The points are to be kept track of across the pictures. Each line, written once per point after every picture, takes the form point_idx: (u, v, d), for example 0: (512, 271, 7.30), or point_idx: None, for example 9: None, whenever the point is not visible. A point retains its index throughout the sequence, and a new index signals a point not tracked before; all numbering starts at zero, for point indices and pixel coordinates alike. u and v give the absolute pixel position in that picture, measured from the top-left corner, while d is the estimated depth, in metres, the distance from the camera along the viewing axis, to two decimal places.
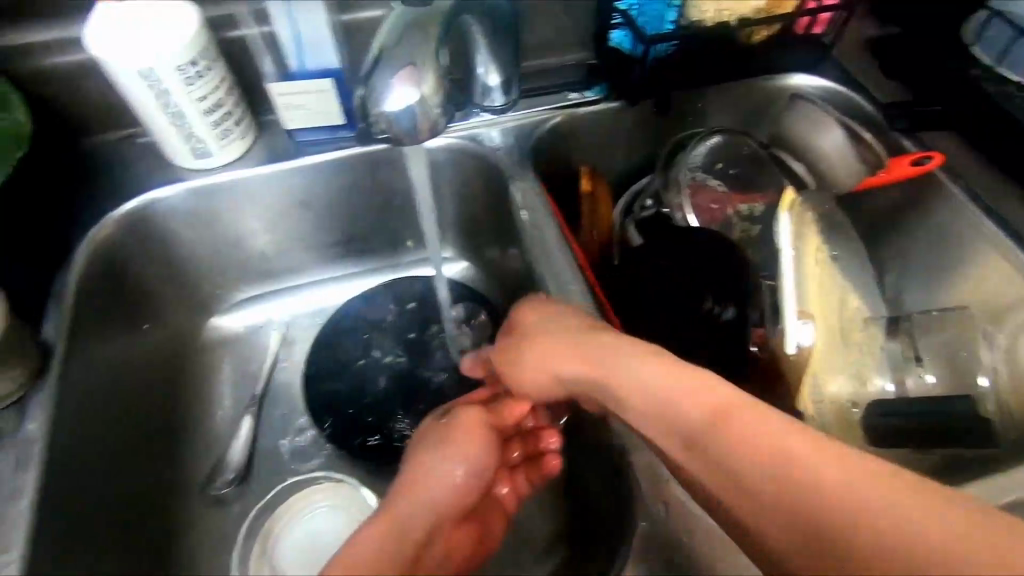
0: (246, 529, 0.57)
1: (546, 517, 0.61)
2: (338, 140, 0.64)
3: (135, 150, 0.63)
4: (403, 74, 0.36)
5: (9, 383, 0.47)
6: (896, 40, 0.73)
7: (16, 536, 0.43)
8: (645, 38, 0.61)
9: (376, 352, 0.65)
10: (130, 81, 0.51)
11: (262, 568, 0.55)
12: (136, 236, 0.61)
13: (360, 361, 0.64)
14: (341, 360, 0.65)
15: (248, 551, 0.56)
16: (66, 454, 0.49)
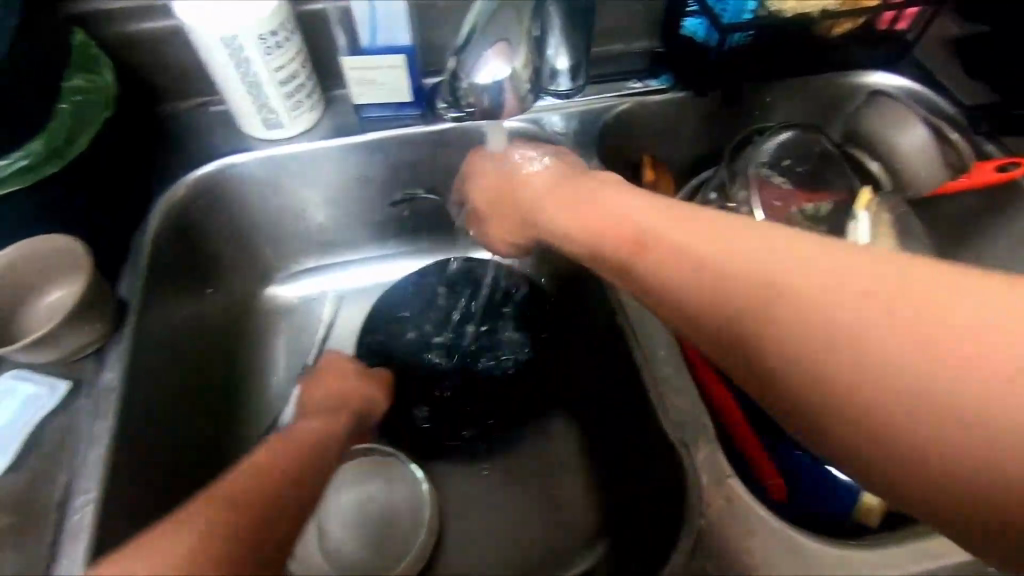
0: None
1: (590, 504, 0.61)
2: (403, 117, 0.64)
3: (207, 118, 0.64)
4: (498, 49, 0.37)
5: (89, 334, 0.49)
6: (983, 39, 0.70)
7: (92, 480, 0.45)
8: (721, 27, 0.59)
9: (428, 329, 0.65)
10: (213, 48, 0.52)
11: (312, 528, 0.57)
12: (206, 201, 0.62)
13: (412, 335, 0.65)
14: (394, 333, 0.65)
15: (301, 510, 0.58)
16: (137, 406, 0.51)
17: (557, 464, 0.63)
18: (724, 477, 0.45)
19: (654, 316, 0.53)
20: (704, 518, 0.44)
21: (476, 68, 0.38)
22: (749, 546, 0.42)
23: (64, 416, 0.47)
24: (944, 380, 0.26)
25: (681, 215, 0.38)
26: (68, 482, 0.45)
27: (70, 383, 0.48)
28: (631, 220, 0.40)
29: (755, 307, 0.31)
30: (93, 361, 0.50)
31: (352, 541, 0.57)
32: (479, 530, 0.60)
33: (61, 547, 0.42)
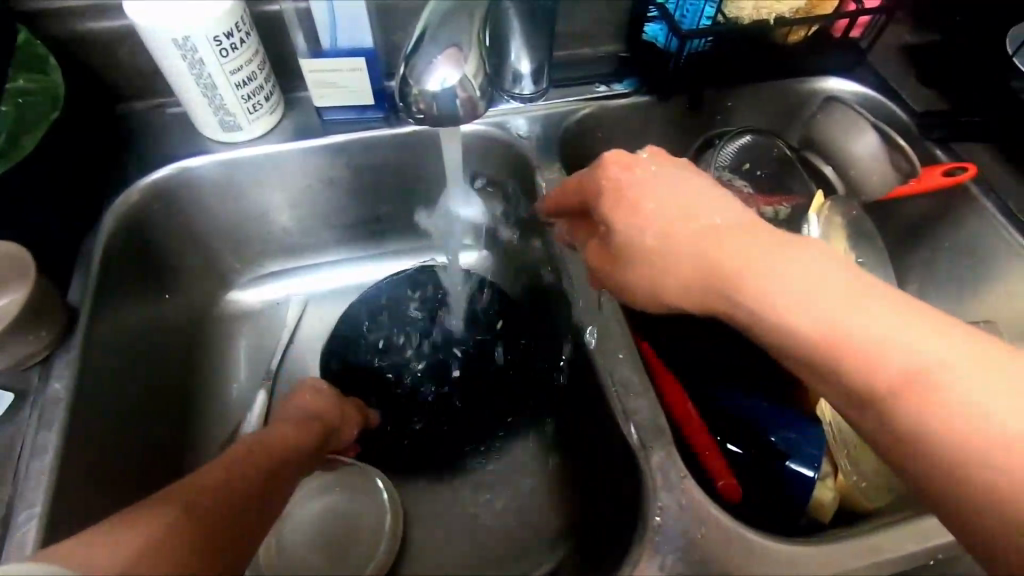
0: None
1: (554, 507, 0.61)
2: (365, 120, 0.64)
3: (165, 119, 0.63)
4: (447, 55, 0.37)
5: (35, 342, 0.47)
6: (935, 47, 0.72)
7: (39, 492, 0.44)
8: (680, 33, 0.60)
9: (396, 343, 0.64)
10: (165, 49, 0.51)
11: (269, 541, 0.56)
12: (162, 205, 0.61)
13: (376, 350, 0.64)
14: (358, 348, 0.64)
15: None
16: (87, 415, 0.49)
17: (522, 468, 0.63)
18: (681, 477, 0.46)
19: (613, 321, 0.54)
20: (659, 517, 0.44)
21: (425, 74, 0.37)
22: (702, 543, 0.43)
23: (9, 427, 0.46)
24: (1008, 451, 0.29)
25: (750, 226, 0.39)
26: (12, 495, 0.43)
27: (15, 393, 0.47)
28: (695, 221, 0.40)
29: (839, 343, 0.33)
30: (40, 369, 0.48)
31: (314, 551, 0.57)
32: (444, 535, 0.60)
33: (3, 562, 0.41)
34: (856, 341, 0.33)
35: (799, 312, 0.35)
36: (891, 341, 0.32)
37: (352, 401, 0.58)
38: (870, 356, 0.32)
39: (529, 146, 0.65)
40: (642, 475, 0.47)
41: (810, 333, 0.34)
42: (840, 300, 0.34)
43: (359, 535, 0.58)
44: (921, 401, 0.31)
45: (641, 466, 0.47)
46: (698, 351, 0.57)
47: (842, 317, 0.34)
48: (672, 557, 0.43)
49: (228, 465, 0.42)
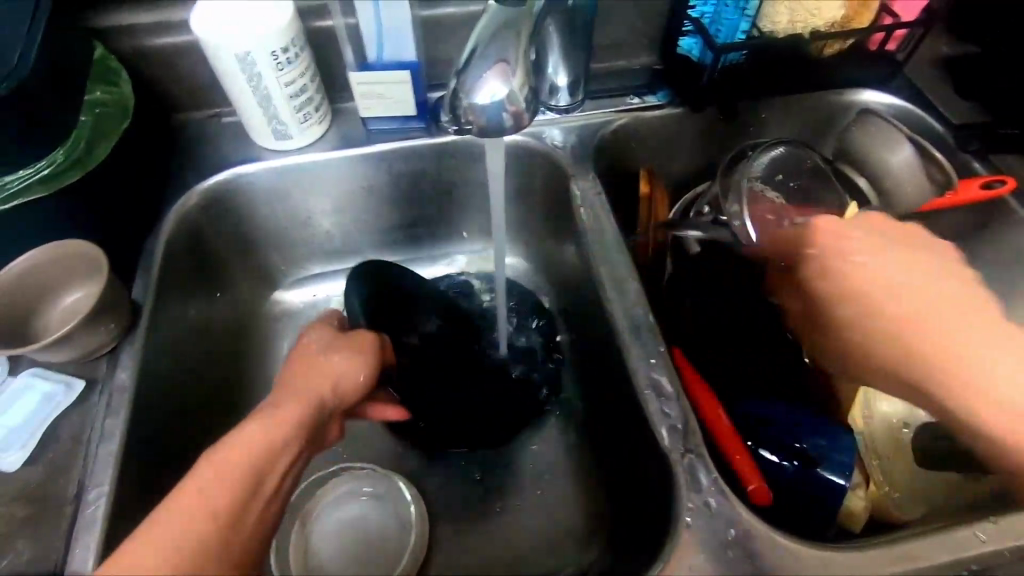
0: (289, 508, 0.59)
1: (582, 506, 0.62)
2: (408, 130, 0.67)
3: (220, 128, 0.67)
4: (496, 70, 0.39)
5: (104, 334, 0.51)
6: (972, 60, 0.72)
7: (105, 473, 0.47)
8: (716, 47, 0.62)
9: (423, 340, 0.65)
10: (227, 63, 0.55)
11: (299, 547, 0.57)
12: (216, 208, 0.64)
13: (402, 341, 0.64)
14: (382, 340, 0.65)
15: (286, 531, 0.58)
16: (149, 404, 0.53)
17: (551, 469, 0.64)
18: (713, 480, 0.47)
19: (645, 325, 0.55)
20: (690, 518, 0.45)
21: (476, 87, 0.39)
22: (734, 544, 0.44)
23: (80, 412, 0.49)
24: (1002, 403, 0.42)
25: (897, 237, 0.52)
26: (82, 476, 0.47)
27: (85, 381, 0.50)
28: (843, 241, 0.52)
29: (910, 324, 0.47)
30: (107, 359, 0.52)
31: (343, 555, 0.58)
32: (474, 536, 0.61)
33: (74, 539, 0.44)
34: (928, 316, 0.46)
35: (880, 296, 0.49)
36: (949, 325, 0.45)
37: (356, 344, 0.52)
38: (934, 332, 0.45)
39: (565, 155, 0.67)
40: (671, 476, 0.48)
41: (890, 305, 0.48)
42: (888, 276, 0.49)
43: (385, 539, 0.59)
44: (954, 363, 0.44)
45: (669, 467, 0.48)
46: (724, 360, 0.58)
47: (946, 327, 0.45)
48: (703, 558, 0.44)
49: (216, 467, 0.39)
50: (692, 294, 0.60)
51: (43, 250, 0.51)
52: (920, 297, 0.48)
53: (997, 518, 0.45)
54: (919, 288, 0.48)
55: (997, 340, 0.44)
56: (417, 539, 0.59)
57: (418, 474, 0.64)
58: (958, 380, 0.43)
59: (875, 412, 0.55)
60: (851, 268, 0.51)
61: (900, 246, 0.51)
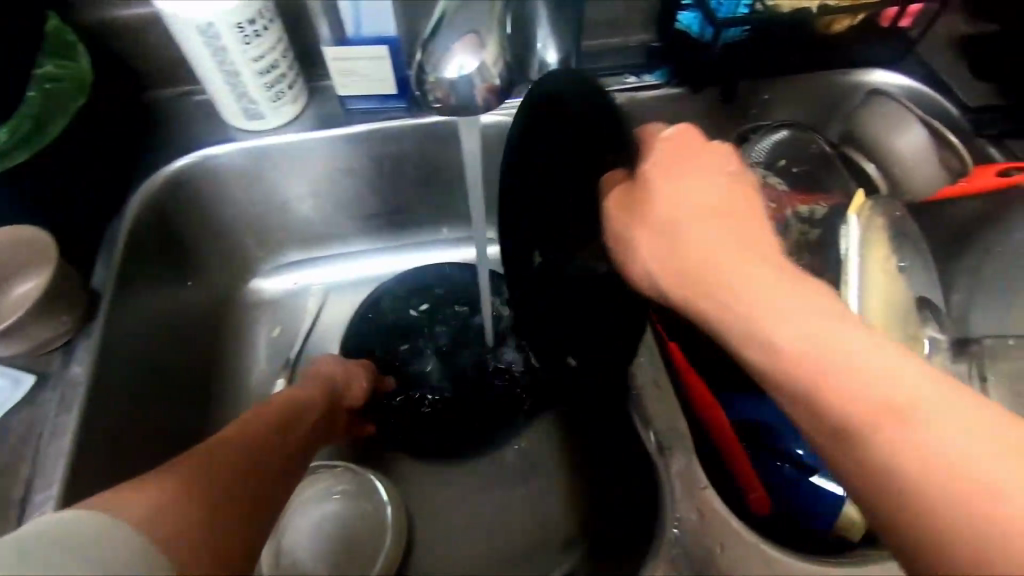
0: None
1: (568, 506, 0.59)
2: (389, 110, 0.63)
3: (191, 107, 0.63)
4: (465, 42, 0.35)
5: (57, 326, 0.48)
6: (991, 39, 0.67)
7: (55, 474, 0.44)
8: (715, 21, 0.57)
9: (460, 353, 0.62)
10: (188, 35, 0.51)
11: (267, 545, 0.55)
12: (184, 192, 0.61)
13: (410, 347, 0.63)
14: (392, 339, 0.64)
15: None
16: (110, 396, 0.50)
17: (532, 467, 0.61)
18: (701, 488, 0.44)
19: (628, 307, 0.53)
20: (676, 530, 0.43)
21: (445, 59, 0.35)
22: (721, 558, 0.41)
23: (31, 408, 0.47)
24: (937, 453, 0.26)
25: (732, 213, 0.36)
26: (31, 476, 0.44)
27: (36, 376, 0.48)
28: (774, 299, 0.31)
29: (757, 328, 0.31)
30: (62, 352, 0.49)
31: (309, 557, 0.55)
32: (449, 531, 0.59)
33: None
34: (752, 330, 0.31)
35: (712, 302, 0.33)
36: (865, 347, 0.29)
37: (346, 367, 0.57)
38: (830, 344, 0.29)
39: None
40: (658, 479, 0.45)
41: (718, 307, 0.33)
42: (788, 278, 0.32)
43: (359, 540, 0.56)
44: (853, 377, 0.28)
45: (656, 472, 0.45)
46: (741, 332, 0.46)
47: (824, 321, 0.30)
48: (686, 570, 0.41)
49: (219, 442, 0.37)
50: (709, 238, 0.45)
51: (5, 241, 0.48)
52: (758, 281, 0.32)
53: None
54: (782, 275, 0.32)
55: (947, 414, 0.27)
56: (390, 547, 0.56)
57: (399, 470, 0.62)
58: (934, 462, 0.26)
59: None
60: (636, 248, 0.37)
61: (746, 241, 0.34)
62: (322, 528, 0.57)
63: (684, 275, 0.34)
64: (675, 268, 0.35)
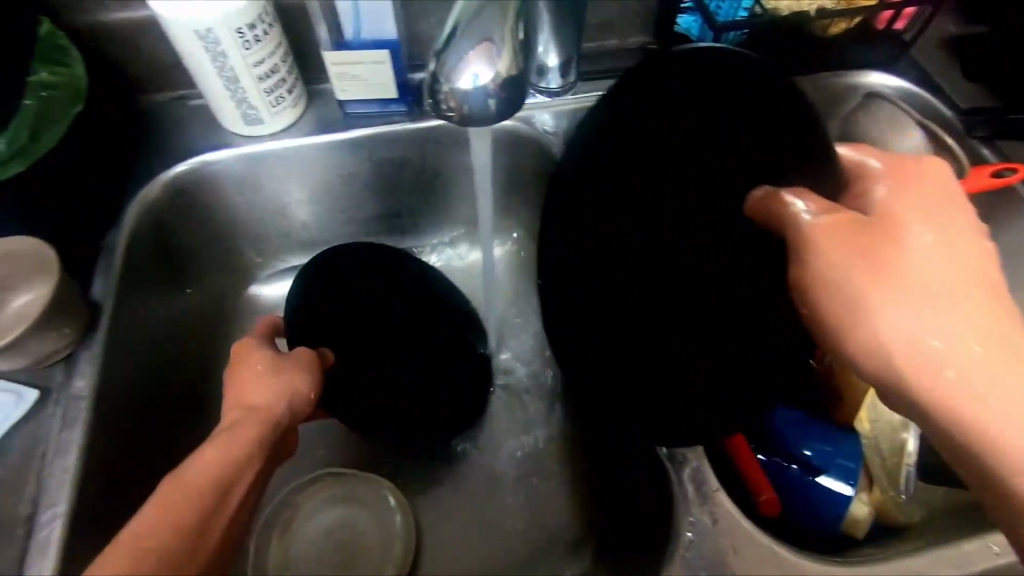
0: (266, 515, 0.57)
1: (575, 509, 0.59)
2: (389, 114, 0.63)
3: (186, 112, 0.62)
4: (479, 51, 0.35)
5: (58, 339, 0.47)
6: (980, 41, 0.68)
7: (61, 491, 0.43)
8: (715, 26, 0.57)
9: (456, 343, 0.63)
10: (187, 39, 0.50)
11: (277, 556, 0.55)
12: (183, 199, 0.60)
13: None
14: None
15: (266, 538, 0.56)
16: (112, 409, 0.49)
17: (537, 471, 0.61)
18: (713, 490, 0.44)
19: None
20: (690, 533, 0.43)
21: (458, 69, 0.35)
22: (735, 561, 0.42)
23: (35, 424, 0.46)
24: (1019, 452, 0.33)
25: (949, 231, 0.37)
26: (35, 495, 0.43)
27: (38, 390, 0.47)
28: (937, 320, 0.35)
29: (915, 358, 0.35)
30: (64, 365, 0.48)
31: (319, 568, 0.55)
32: (455, 537, 0.59)
33: (26, 564, 0.41)
34: (958, 402, 0.34)
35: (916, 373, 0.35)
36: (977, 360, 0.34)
37: (291, 365, 0.47)
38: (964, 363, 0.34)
39: (555, 142, 0.63)
40: (669, 483, 0.46)
41: (938, 383, 0.35)
42: (964, 307, 0.35)
43: (369, 547, 0.56)
44: (975, 397, 0.34)
45: (668, 476, 0.46)
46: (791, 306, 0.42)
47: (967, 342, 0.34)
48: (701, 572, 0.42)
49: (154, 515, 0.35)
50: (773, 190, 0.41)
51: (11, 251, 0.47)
52: (941, 305, 0.35)
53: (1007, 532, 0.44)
54: (955, 297, 0.35)
55: None
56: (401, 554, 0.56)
57: (404, 478, 0.61)
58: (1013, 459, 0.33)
59: (882, 415, 0.51)
60: (856, 298, 0.36)
61: (946, 259, 0.36)
62: (330, 536, 0.57)
63: (911, 350, 0.35)
64: (854, 320, 0.36)
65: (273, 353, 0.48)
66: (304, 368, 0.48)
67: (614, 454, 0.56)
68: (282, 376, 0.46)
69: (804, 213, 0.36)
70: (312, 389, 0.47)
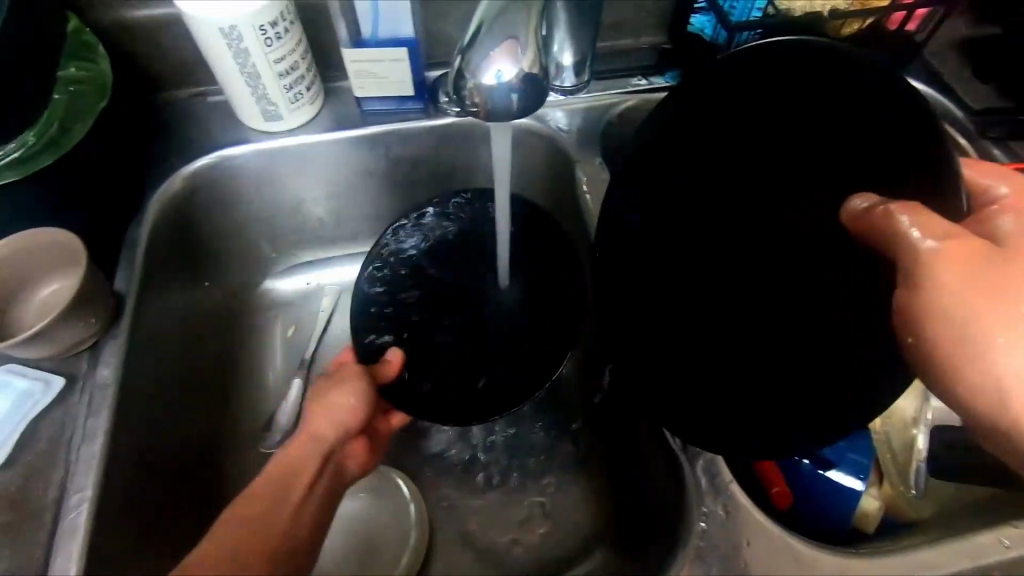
0: None
1: (586, 501, 0.60)
2: (405, 111, 0.63)
3: (206, 108, 0.63)
4: (503, 50, 0.36)
5: (85, 329, 0.48)
6: (992, 42, 0.68)
7: (88, 476, 0.44)
8: (729, 26, 0.58)
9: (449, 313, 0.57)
10: (210, 37, 0.51)
11: None
12: (203, 193, 0.61)
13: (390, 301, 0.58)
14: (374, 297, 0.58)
15: None
16: (135, 398, 0.50)
17: (548, 464, 0.62)
18: (727, 483, 0.45)
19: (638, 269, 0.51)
20: (703, 523, 0.44)
21: (482, 67, 0.36)
22: (746, 551, 0.42)
23: (61, 411, 0.47)
24: None
25: None
26: (63, 480, 0.44)
27: (64, 378, 0.48)
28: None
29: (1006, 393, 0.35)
30: (89, 354, 0.49)
31: (334, 557, 0.56)
32: (468, 528, 0.59)
33: (54, 546, 0.42)
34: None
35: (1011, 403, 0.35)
36: None
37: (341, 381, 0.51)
38: None
39: (569, 140, 0.65)
40: (681, 475, 0.46)
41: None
42: None
43: (383, 537, 0.57)
44: None
45: (680, 467, 0.47)
46: (849, 285, 0.40)
47: None
48: (712, 561, 0.43)
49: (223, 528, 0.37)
50: (836, 182, 0.39)
51: (24, 243, 0.47)
52: None
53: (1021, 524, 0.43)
54: None
55: None
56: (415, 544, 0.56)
57: (417, 469, 0.62)
58: None
59: (893, 413, 0.52)
60: (967, 327, 0.35)
61: None
62: (345, 526, 0.57)
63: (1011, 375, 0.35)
64: (956, 344, 0.35)
65: (335, 370, 0.53)
66: (354, 380, 0.51)
67: (625, 448, 0.56)
68: (335, 393, 0.50)
69: (921, 232, 0.34)
70: (359, 400, 0.50)
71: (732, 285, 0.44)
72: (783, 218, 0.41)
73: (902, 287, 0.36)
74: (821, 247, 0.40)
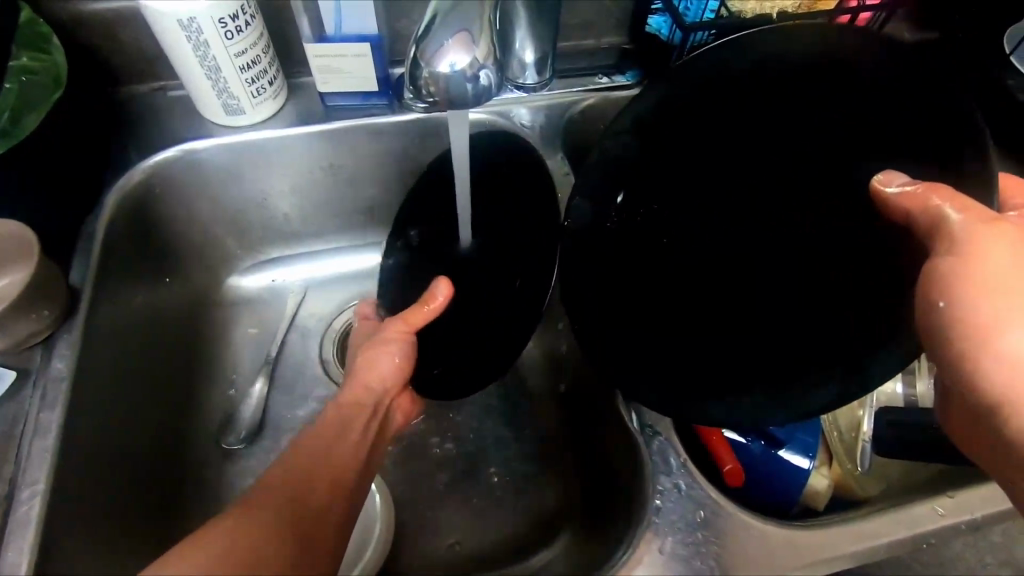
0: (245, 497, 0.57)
1: (553, 489, 0.60)
2: (369, 107, 0.64)
3: (166, 102, 0.62)
4: (457, 40, 0.37)
5: (37, 322, 0.47)
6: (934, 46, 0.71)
7: (41, 469, 0.44)
8: (684, 25, 0.60)
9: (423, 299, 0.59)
10: (169, 30, 0.51)
11: None
12: (164, 188, 0.61)
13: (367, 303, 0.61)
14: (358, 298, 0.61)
15: None
16: (89, 392, 0.49)
17: (514, 454, 0.62)
18: (681, 461, 0.46)
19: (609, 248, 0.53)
20: (659, 501, 0.45)
21: (438, 55, 0.37)
22: (701, 526, 0.44)
23: (13, 405, 0.46)
24: None
25: None
26: (14, 474, 0.43)
27: (17, 371, 0.47)
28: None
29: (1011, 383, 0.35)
30: (42, 348, 0.48)
31: None
32: (435, 520, 0.60)
33: (5, 540, 0.41)
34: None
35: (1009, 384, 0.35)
36: None
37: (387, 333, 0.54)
38: None
39: (532, 136, 0.66)
40: (638, 456, 0.48)
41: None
42: None
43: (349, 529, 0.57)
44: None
45: (637, 448, 0.48)
46: (848, 285, 0.41)
47: None
48: (669, 536, 0.44)
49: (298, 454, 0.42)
50: (833, 185, 0.42)
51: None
52: None
53: (956, 493, 0.46)
54: None
55: None
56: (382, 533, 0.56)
57: (384, 463, 0.62)
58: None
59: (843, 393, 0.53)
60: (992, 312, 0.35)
61: None
62: None
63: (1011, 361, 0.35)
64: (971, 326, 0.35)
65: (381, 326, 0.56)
66: (398, 336, 0.54)
67: (591, 437, 0.58)
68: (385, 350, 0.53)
69: (951, 211, 0.34)
70: (402, 357, 0.53)
71: (732, 284, 0.48)
72: (783, 216, 0.45)
73: (942, 253, 0.34)
74: (821, 246, 0.43)
